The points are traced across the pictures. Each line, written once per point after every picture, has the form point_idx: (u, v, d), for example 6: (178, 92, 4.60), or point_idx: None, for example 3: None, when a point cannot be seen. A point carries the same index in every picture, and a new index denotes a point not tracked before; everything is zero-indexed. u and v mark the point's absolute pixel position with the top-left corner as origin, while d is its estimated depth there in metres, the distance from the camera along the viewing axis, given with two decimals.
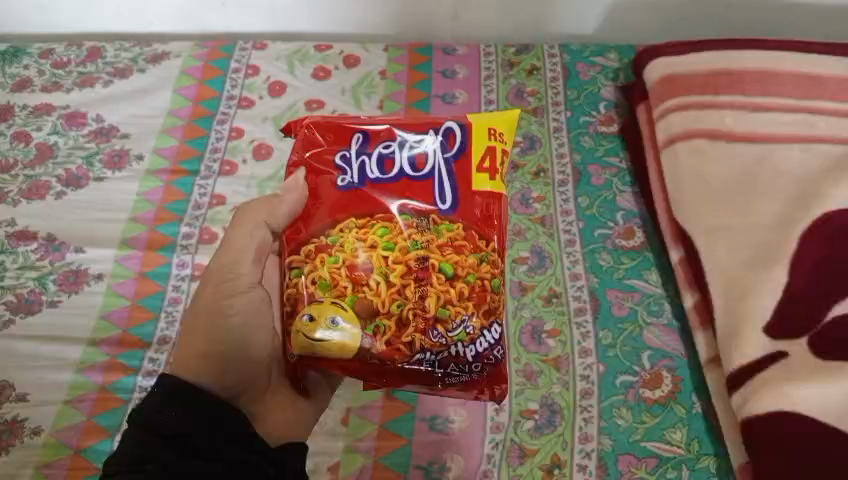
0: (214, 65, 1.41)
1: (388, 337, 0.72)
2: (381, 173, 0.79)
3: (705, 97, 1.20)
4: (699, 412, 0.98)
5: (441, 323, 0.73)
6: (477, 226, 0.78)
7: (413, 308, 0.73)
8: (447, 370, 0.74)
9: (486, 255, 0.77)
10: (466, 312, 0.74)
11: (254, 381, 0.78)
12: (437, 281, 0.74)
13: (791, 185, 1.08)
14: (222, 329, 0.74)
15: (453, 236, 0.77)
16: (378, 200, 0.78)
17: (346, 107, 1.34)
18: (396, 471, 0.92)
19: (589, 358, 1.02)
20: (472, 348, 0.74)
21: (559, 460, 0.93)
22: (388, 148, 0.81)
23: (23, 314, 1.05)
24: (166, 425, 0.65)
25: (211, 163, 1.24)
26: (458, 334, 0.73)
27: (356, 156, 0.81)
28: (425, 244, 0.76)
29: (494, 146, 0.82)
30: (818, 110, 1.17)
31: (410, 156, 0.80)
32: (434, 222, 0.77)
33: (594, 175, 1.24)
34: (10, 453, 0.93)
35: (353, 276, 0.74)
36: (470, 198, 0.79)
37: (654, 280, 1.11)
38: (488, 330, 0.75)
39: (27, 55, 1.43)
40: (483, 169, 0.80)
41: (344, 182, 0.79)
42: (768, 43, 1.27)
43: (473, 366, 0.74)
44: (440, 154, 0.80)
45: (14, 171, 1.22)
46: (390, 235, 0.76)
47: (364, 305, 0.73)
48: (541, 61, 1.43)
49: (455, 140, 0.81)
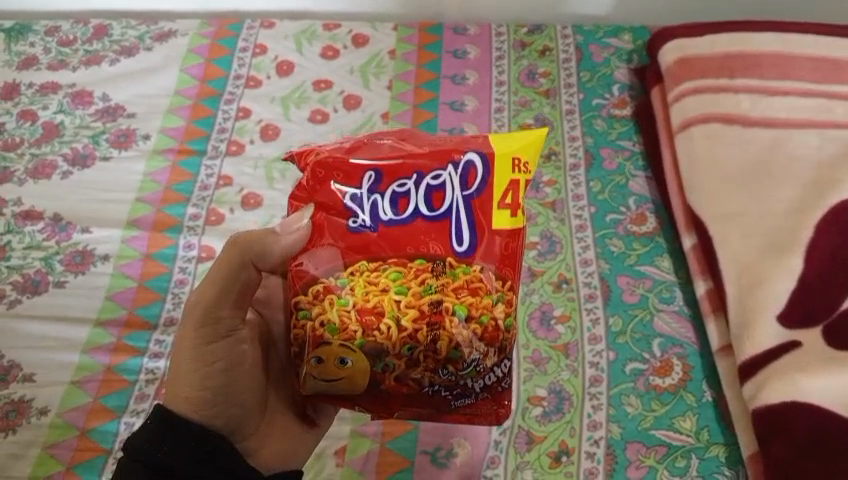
0: (222, 43, 1.39)
1: (397, 374, 0.65)
2: (394, 215, 0.67)
3: (721, 80, 1.17)
4: (709, 401, 0.97)
5: (452, 362, 0.65)
6: (496, 265, 0.67)
7: (425, 351, 0.64)
8: (454, 396, 0.67)
9: (502, 295, 0.66)
10: (478, 352, 0.65)
11: (249, 418, 0.72)
12: (450, 326, 0.64)
13: (808, 171, 1.06)
14: (207, 375, 0.68)
15: (469, 281, 0.65)
16: (393, 244, 0.66)
17: (354, 88, 1.32)
18: (403, 456, 0.92)
19: (598, 345, 1.01)
20: (481, 381, 0.67)
21: (566, 447, 0.92)
22: (403, 186, 0.67)
23: (30, 294, 1.05)
24: (158, 459, 0.64)
25: (218, 143, 1.23)
26: (469, 371, 0.65)
27: (367, 196, 0.67)
28: (440, 287, 0.65)
29: (518, 180, 0.68)
30: (836, 95, 1.14)
31: (426, 194, 0.67)
32: (450, 265, 0.66)
33: (606, 159, 1.22)
34: (17, 433, 0.93)
35: (363, 320, 0.64)
36: (491, 238, 0.67)
37: (665, 266, 1.09)
38: (499, 365, 0.67)
39: (33, 33, 1.41)
40: (505, 206, 0.68)
41: (355, 225, 0.67)
42: (787, 25, 1.23)
43: (482, 394, 0.67)
44: (459, 191, 0.67)
45: (20, 150, 1.21)
46: (404, 278, 0.65)
47: (374, 347, 0.64)
48: (554, 42, 1.40)
49: (476, 175, 0.68)
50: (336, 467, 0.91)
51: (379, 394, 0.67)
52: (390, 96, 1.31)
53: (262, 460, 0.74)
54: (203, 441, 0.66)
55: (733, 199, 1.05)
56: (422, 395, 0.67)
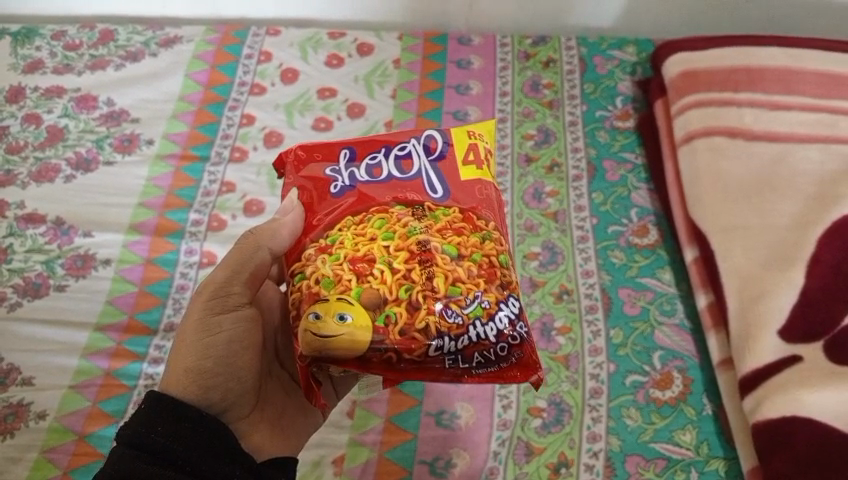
0: (227, 49, 1.40)
1: (401, 326, 0.64)
2: (371, 177, 0.74)
3: (724, 94, 1.17)
4: (709, 414, 0.96)
5: (455, 301, 0.65)
6: (475, 207, 0.73)
7: (423, 290, 0.65)
8: (472, 357, 0.66)
9: (488, 234, 0.71)
10: (478, 288, 0.66)
11: (244, 398, 0.72)
12: (442, 262, 0.67)
13: (810, 186, 1.06)
14: (209, 346, 0.70)
15: (452, 221, 0.71)
16: (372, 199, 0.72)
17: (358, 96, 1.32)
18: (401, 466, 0.91)
19: (599, 357, 1.00)
20: (491, 327, 0.66)
21: (566, 459, 0.92)
22: (375, 159, 0.75)
23: (31, 297, 1.05)
24: (152, 440, 0.62)
25: (221, 150, 1.23)
26: (474, 311, 0.65)
27: (344, 168, 0.75)
28: (425, 228, 0.69)
29: (476, 143, 0.77)
30: (839, 110, 1.14)
31: (396, 160, 0.75)
32: (429, 208, 0.71)
33: (609, 171, 1.22)
34: (15, 436, 0.92)
35: (356, 268, 0.66)
36: (462, 188, 0.74)
37: (667, 279, 1.09)
38: (505, 304, 0.67)
39: (40, 37, 1.42)
40: (470, 162, 0.76)
41: (336, 188, 0.73)
42: (791, 40, 1.24)
43: (498, 348, 0.66)
44: (424, 158, 0.75)
45: (24, 154, 1.21)
46: (388, 224, 0.69)
47: (372, 297, 0.65)
48: (557, 53, 1.41)
49: (438, 143, 0.76)
50: (335, 476, 0.91)
51: (385, 358, 0.64)
52: (393, 105, 1.31)
53: (255, 445, 0.73)
54: (198, 422, 0.65)
55: (728, 193, 1.07)
56: (435, 355, 0.65)
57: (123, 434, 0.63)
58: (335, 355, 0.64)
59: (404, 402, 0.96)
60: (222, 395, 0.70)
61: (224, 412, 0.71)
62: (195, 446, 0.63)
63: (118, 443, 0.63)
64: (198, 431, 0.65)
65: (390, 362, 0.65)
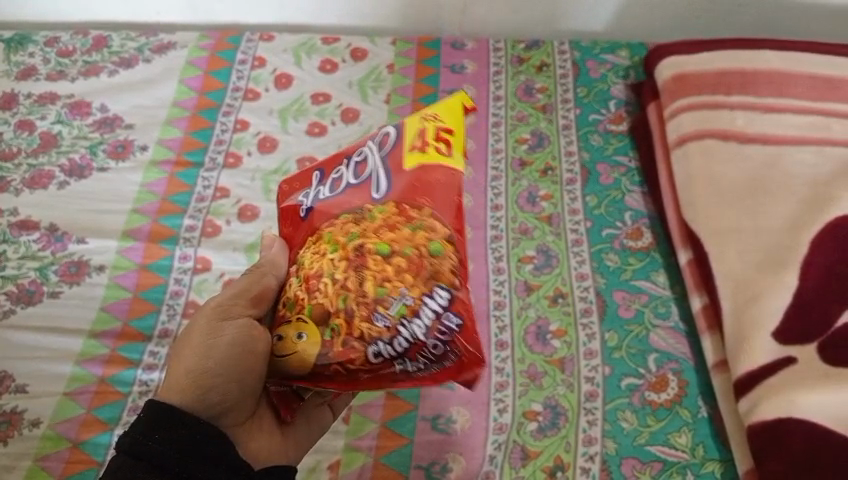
0: (221, 55, 1.40)
1: (343, 337, 0.65)
2: (330, 192, 0.74)
3: (717, 97, 1.18)
4: (705, 417, 0.96)
5: (381, 304, 0.65)
6: (413, 198, 0.70)
7: (356, 298, 0.65)
8: (411, 359, 0.65)
9: (421, 223, 0.68)
10: (404, 286, 0.65)
11: (244, 406, 0.70)
12: (372, 263, 0.66)
13: (802, 188, 1.07)
14: (212, 351, 0.69)
15: (388, 218, 0.69)
16: (327, 213, 0.72)
17: (352, 101, 1.32)
18: (397, 471, 0.91)
19: (594, 360, 1.00)
20: (419, 323, 0.64)
21: (562, 462, 0.92)
22: (338, 172, 0.75)
23: (24, 304, 1.04)
24: (150, 449, 0.62)
25: (215, 155, 1.23)
26: (399, 311, 0.64)
27: (313, 190, 0.76)
28: (360, 232, 0.68)
29: (427, 127, 0.74)
30: (830, 112, 1.15)
31: (353, 168, 0.74)
32: (369, 209, 0.70)
33: (603, 174, 1.22)
34: (9, 444, 0.92)
35: (307, 286, 0.68)
36: (405, 178, 0.71)
37: (661, 282, 1.09)
38: (432, 296, 0.65)
39: (33, 43, 1.41)
40: (416, 148, 0.72)
41: (302, 212, 0.75)
42: (782, 44, 1.25)
43: (433, 345, 0.65)
44: (376, 157, 0.74)
45: (17, 161, 1.21)
46: (333, 235, 0.69)
47: (319, 312, 0.66)
48: (551, 58, 1.41)
49: (390, 140, 0.74)
50: None
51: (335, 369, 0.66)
52: (388, 110, 1.31)
53: (251, 453, 0.71)
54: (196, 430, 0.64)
55: (718, 196, 1.07)
56: (377, 362, 0.65)
57: (124, 441, 0.63)
58: (296, 372, 0.67)
59: (400, 406, 0.96)
60: (220, 399, 0.68)
61: (222, 417, 0.69)
62: (193, 455, 0.63)
63: (118, 450, 0.63)
64: (197, 440, 0.64)
65: (339, 375, 0.66)
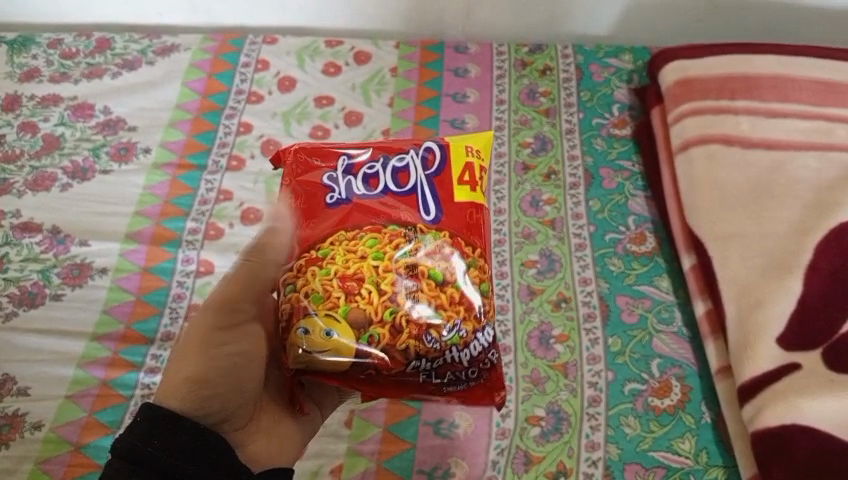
0: (224, 58, 1.40)
1: (384, 346, 0.67)
2: (367, 190, 0.75)
3: (721, 102, 1.18)
4: (708, 422, 0.96)
5: (435, 328, 0.68)
6: (464, 233, 0.74)
7: (406, 314, 0.67)
8: (443, 378, 0.70)
9: (474, 261, 0.73)
10: (458, 317, 0.69)
11: (241, 410, 0.71)
12: (428, 288, 0.69)
13: (806, 194, 1.06)
14: (217, 358, 0.68)
15: (442, 245, 0.72)
16: (366, 214, 0.73)
17: (355, 104, 1.32)
18: (400, 475, 0.91)
19: (597, 365, 1.00)
20: (466, 353, 0.70)
21: (565, 468, 0.92)
22: (373, 169, 0.76)
23: (26, 307, 1.04)
24: (149, 455, 0.60)
25: (218, 158, 1.23)
26: (452, 339, 0.69)
27: (342, 176, 0.76)
28: (414, 252, 0.71)
29: (473, 163, 0.78)
30: (836, 117, 1.15)
31: (393, 174, 0.76)
32: (421, 231, 0.72)
33: (606, 179, 1.22)
34: (11, 447, 0.92)
35: (345, 286, 0.68)
36: (453, 208, 0.75)
37: (665, 286, 1.09)
38: (481, 333, 0.71)
39: (36, 45, 1.41)
40: (465, 182, 0.76)
41: (331, 199, 0.74)
42: (786, 48, 1.24)
43: (469, 371, 0.71)
44: (421, 172, 0.76)
45: (20, 162, 1.21)
46: (379, 245, 0.70)
47: (358, 316, 0.67)
48: (554, 61, 1.41)
49: (435, 160, 0.77)
50: None
51: (366, 371, 0.68)
52: (391, 113, 1.31)
53: (248, 455, 0.72)
54: (196, 435, 0.64)
55: (724, 203, 1.07)
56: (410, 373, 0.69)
57: (119, 445, 0.61)
58: (322, 367, 0.68)
59: (403, 411, 0.96)
60: (224, 405, 0.68)
61: (222, 423, 0.69)
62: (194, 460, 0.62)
63: (113, 455, 0.60)
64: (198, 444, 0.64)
65: (370, 376, 0.69)
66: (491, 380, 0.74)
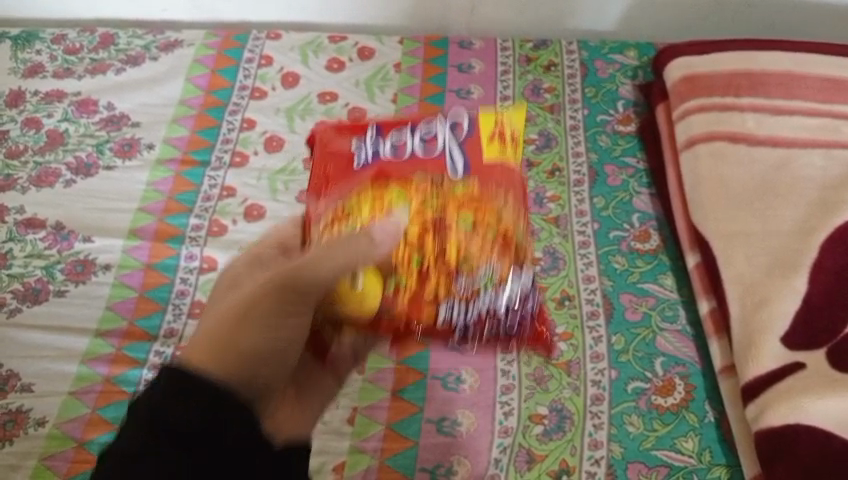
0: (228, 54, 1.40)
1: (412, 291, 0.74)
2: (394, 153, 0.82)
3: (727, 99, 1.17)
4: (712, 421, 0.95)
5: (466, 271, 0.76)
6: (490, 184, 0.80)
7: (434, 260, 0.75)
8: (474, 324, 0.77)
9: (499, 212, 0.79)
10: (483, 262, 0.77)
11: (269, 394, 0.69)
12: (454, 236, 0.77)
13: (812, 193, 1.06)
14: (275, 332, 0.67)
15: (466, 197, 0.79)
16: (393, 173, 0.80)
17: (359, 100, 1.32)
18: (402, 472, 0.91)
19: (600, 363, 1.00)
20: (496, 297, 0.77)
21: (567, 466, 0.92)
22: (399, 137, 0.84)
23: (30, 303, 1.04)
24: (171, 415, 0.57)
25: (222, 154, 1.23)
26: (482, 282, 0.76)
27: (372, 144, 0.83)
28: (439, 205, 0.78)
29: (500, 121, 0.84)
30: (843, 115, 1.14)
31: (420, 140, 0.83)
32: (446, 185, 0.79)
33: (611, 176, 1.21)
34: (15, 443, 0.92)
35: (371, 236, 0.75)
36: (479, 165, 0.81)
37: (669, 285, 1.08)
38: (509, 280, 0.78)
39: (40, 40, 1.41)
40: (491, 142, 0.83)
41: (359, 163, 0.82)
42: (793, 45, 1.23)
43: (504, 317, 0.78)
44: (448, 136, 0.83)
45: (24, 158, 1.21)
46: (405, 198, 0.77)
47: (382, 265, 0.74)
48: (559, 57, 1.41)
49: (462, 127, 0.84)
50: None
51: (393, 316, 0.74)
52: (394, 109, 1.31)
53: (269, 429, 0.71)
54: (223, 394, 0.59)
55: (729, 201, 1.06)
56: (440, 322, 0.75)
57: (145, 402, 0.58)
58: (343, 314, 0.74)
59: (405, 409, 0.96)
60: (265, 382, 0.67)
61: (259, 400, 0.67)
62: (218, 422, 0.58)
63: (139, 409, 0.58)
64: (207, 419, 0.58)
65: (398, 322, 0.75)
66: (521, 329, 0.80)
